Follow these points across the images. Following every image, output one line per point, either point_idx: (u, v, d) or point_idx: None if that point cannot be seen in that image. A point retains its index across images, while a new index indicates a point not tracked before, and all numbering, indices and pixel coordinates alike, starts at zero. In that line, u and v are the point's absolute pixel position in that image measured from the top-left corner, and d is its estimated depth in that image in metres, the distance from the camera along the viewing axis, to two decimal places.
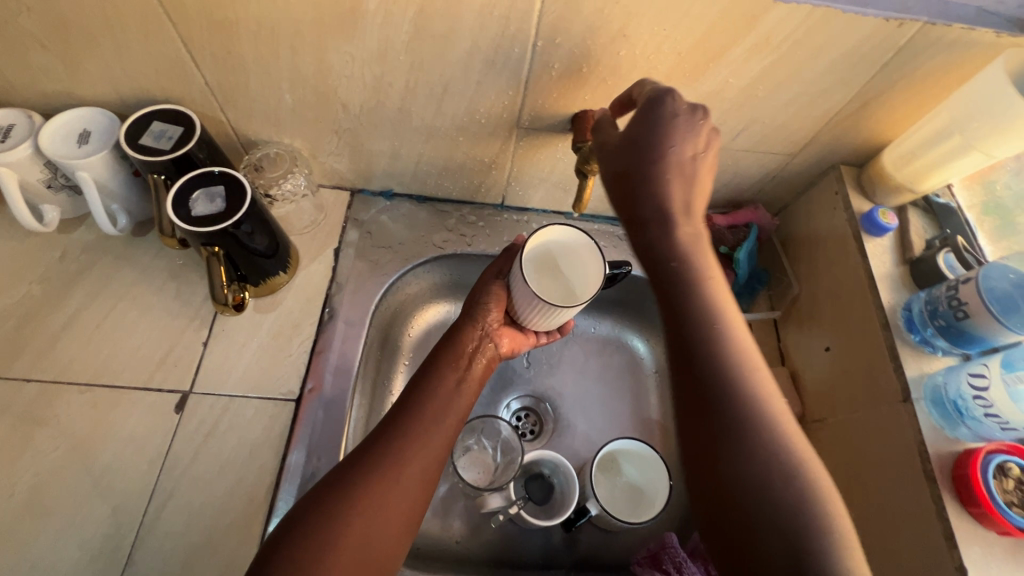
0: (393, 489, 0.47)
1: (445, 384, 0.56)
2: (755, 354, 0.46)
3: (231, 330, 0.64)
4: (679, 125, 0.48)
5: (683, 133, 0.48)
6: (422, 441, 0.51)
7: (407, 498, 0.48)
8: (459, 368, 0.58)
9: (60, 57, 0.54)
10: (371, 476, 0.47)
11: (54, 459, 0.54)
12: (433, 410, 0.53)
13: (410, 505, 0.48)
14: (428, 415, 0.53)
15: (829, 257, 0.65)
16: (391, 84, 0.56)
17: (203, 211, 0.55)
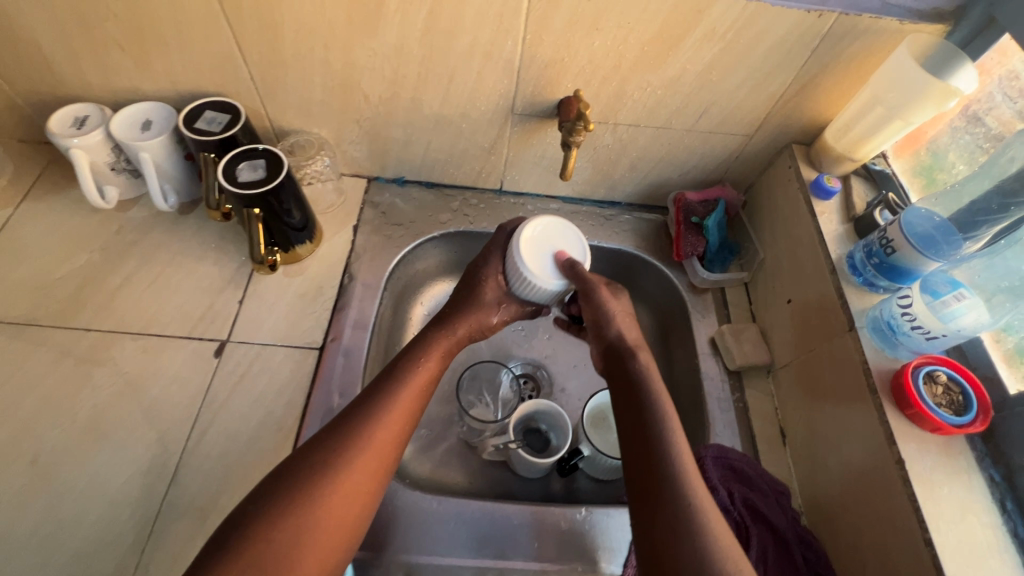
0: (334, 496, 0.49)
1: (408, 389, 0.56)
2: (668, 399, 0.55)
3: (263, 290, 0.72)
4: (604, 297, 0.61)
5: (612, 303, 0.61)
6: (375, 449, 0.52)
7: (350, 509, 0.50)
8: (426, 369, 0.59)
9: (134, 57, 0.66)
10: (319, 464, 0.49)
11: (110, 393, 0.62)
12: (390, 420, 0.54)
13: (352, 516, 0.50)
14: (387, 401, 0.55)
15: (787, 223, 0.74)
16: (406, 76, 0.67)
17: (247, 177, 0.65)
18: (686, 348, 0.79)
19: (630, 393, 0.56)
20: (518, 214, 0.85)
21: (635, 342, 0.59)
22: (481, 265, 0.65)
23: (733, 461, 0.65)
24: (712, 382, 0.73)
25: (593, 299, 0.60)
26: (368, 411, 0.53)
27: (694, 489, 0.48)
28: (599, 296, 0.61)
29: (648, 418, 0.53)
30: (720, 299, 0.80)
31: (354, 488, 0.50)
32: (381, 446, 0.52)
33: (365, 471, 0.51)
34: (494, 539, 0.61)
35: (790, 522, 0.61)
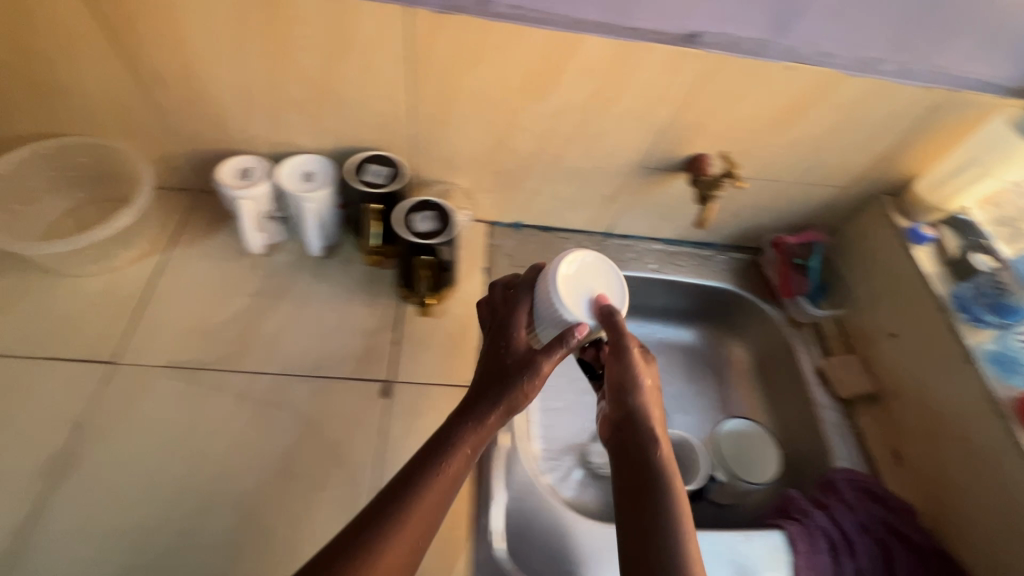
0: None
1: (450, 470, 0.52)
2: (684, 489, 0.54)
3: (414, 332, 0.76)
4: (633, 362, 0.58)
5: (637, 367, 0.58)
6: (411, 538, 0.49)
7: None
8: (462, 451, 0.53)
9: (307, 115, 0.71)
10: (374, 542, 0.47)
11: (292, 435, 0.65)
12: (429, 503, 0.51)
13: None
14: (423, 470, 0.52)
15: (883, 265, 0.83)
16: (557, 136, 0.74)
17: (425, 227, 0.71)
18: (793, 378, 0.86)
19: (632, 467, 0.55)
20: (627, 256, 0.93)
21: (648, 416, 0.58)
22: (513, 308, 0.60)
23: (862, 482, 0.72)
24: (825, 410, 0.80)
25: (623, 358, 0.57)
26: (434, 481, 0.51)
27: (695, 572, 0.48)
28: (630, 355, 0.57)
29: (655, 501, 0.52)
30: (818, 333, 0.88)
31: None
32: (416, 530, 0.49)
33: (406, 550, 0.49)
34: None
35: (925, 537, 0.68)
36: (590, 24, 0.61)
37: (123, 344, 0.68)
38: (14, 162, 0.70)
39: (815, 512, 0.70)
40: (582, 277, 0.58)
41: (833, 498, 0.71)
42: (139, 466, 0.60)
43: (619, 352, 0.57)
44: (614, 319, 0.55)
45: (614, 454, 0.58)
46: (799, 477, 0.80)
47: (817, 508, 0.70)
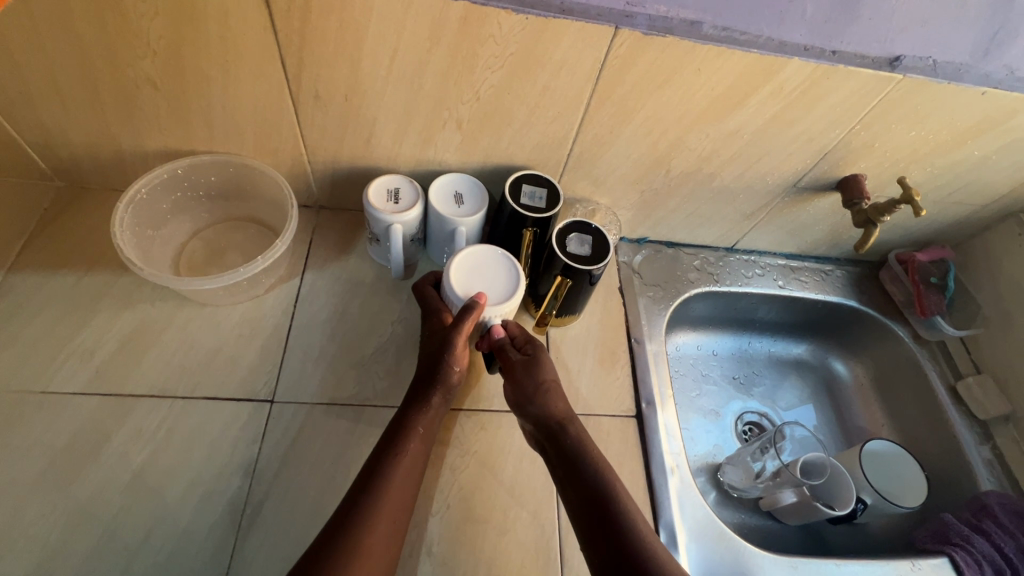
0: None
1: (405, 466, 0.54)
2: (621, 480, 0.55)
3: (565, 358, 0.74)
4: (543, 361, 0.62)
5: (549, 365, 0.63)
6: (388, 522, 0.50)
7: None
8: (417, 446, 0.56)
9: (465, 134, 0.67)
10: (348, 534, 0.48)
11: (469, 474, 0.63)
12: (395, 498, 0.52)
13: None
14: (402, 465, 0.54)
15: (1019, 283, 0.83)
16: (720, 156, 0.71)
17: (576, 251, 0.66)
18: (922, 396, 0.86)
19: (566, 468, 0.56)
20: (752, 271, 0.91)
21: (561, 408, 0.60)
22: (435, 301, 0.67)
23: (1016, 506, 0.73)
24: (962, 429, 0.81)
25: (506, 363, 0.62)
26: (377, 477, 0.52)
27: (650, 536, 0.50)
28: (536, 356, 0.63)
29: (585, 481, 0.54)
30: (944, 350, 0.88)
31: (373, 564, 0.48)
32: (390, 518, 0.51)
33: (387, 541, 0.50)
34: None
35: None
36: (797, 47, 0.58)
37: (277, 379, 0.64)
38: (150, 185, 0.66)
39: (975, 537, 0.70)
40: (474, 270, 0.65)
41: (989, 522, 0.71)
42: (319, 514, 0.57)
43: (532, 357, 0.62)
44: (529, 342, 0.64)
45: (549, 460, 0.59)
46: (935, 497, 0.81)
47: (976, 533, 0.71)
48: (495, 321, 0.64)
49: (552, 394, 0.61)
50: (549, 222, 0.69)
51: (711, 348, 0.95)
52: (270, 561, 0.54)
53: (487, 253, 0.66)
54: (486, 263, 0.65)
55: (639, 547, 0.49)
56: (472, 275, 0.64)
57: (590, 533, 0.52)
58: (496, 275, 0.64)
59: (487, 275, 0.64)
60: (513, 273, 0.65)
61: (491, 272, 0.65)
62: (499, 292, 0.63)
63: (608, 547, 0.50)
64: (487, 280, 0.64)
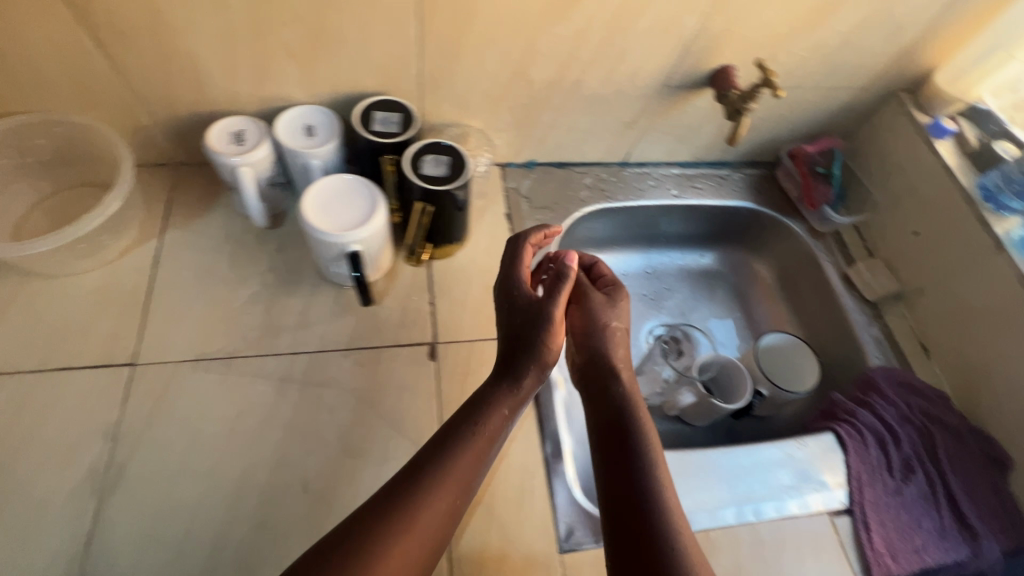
0: (392, 558, 0.42)
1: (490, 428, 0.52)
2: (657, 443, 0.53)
3: (449, 289, 0.73)
4: (607, 309, 0.63)
5: (615, 313, 0.63)
6: (449, 496, 0.47)
7: (428, 538, 0.45)
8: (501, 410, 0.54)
9: (301, 62, 0.62)
10: (405, 506, 0.45)
11: (348, 411, 0.62)
12: (470, 459, 0.50)
13: (427, 549, 0.45)
14: (479, 431, 0.51)
15: (902, 163, 0.83)
16: (578, 59, 0.68)
17: (431, 173, 0.63)
18: (819, 287, 0.87)
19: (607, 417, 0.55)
20: (647, 183, 0.89)
21: (619, 359, 0.60)
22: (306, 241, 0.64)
23: (900, 377, 0.76)
24: (855, 313, 0.82)
25: (584, 303, 0.64)
26: (451, 444, 0.50)
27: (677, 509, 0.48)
28: (591, 298, 0.65)
29: (631, 442, 0.52)
30: (839, 240, 0.89)
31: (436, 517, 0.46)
32: (450, 489, 0.48)
33: (445, 513, 0.47)
34: (756, 477, 0.66)
35: (960, 419, 0.72)
36: None
37: (139, 342, 0.62)
38: None
39: (860, 410, 0.72)
40: (331, 200, 0.62)
41: (875, 395, 0.74)
42: (191, 467, 0.56)
43: (597, 302, 0.64)
44: (610, 284, 0.66)
45: (587, 406, 0.59)
46: (832, 382, 0.84)
47: (862, 407, 0.73)
48: (354, 249, 0.61)
49: (606, 338, 0.61)
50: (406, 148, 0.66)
51: (618, 268, 0.95)
52: (138, 517, 0.53)
53: (346, 180, 0.63)
54: (344, 192, 0.62)
55: (668, 515, 0.47)
56: (329, 203, 0.61)
57: (616, 497, 0.49)
58: (354, 202, 0.62)
59: (344, 203, 0.62)
60: (372, 198, 0.62)
61: (349, 201, 0.62)
62: (357, 218, 0.61)
63: (639, 514, 0.47)
64: (344, 207, 0.61)
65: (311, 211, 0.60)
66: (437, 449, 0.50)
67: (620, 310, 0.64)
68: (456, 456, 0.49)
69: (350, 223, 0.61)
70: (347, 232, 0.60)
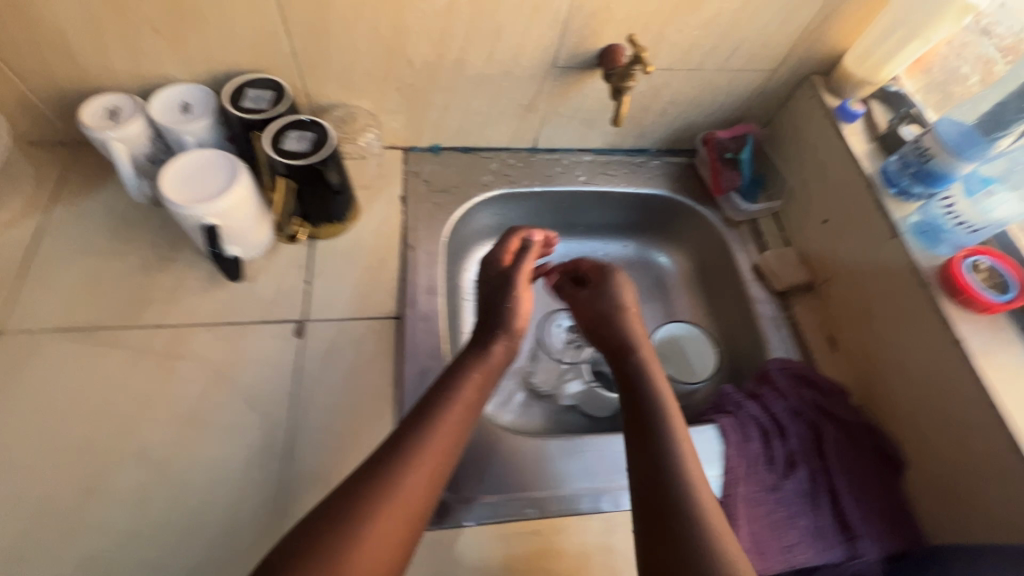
0: (382, 515, 0.44)
1: (462, 399, 0.53)
2: (676, 412, 0.55)
3: (328, 268, 0.73)
4: (619, 288, 0.68)
5: (625, 291, 0.69)
6: (434, 457, 0.48)
7: (411, 508, 0.45)
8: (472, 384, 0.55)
9: (168, 38, 0.63)
10: (401, 464, 0.47)
11: (201, 384, 0.62)
12: (449, 428, 0.51)
13: (412, 518, 0.45)
14: (457, 400, 0.53)
15: (814, 150, 0.79)
16: (453, 37, 0.67)
17: (293, 148, 0.63)
18: (731, 278, 0.84)
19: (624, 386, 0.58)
20: (555, 170, 0.88)
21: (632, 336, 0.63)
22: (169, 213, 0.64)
23: (797, 369, 0.72)
24: (762, 304, 0.79)
25: (601, 286, 0.69)
26: (435, 410, 0.51)
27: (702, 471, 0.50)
28: (601, 283, 0.69)
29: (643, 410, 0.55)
30: (755, 230, 0.85)
31: (418, 489, 0.46)
32: (438, 452, 0.49)
33: (435, 474, 0.48)
34: (620, 467, 0.64)
35: (854, 415, 0.68)
36: None
37: (7, 311, 0.64)
38: None
39: (747, 402, 0.69)
40: (191, 173, 0.62)
41: (766, 387, 0.70)
42: (36, 432, 0.57)
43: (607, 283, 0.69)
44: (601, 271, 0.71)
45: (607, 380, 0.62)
46: (738, 375, 0.80)
47: (750, 399, 0.70)
48: (210, 223, 0.62)
49: (619, 318, 0.65)
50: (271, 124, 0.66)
51: None
52: None
53: (210, 155, 0.63)
54: (206, 166, 0.63)
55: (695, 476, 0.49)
56: (187, 176, 0.62)
57: (641, 460, 0.51)
58: (215, 176, 0.62)
59: (204, 176, 0.62)
60: (233, 173, 0.63)
61: (209, 174, 0.62)
62: (214, 191, 0.61)
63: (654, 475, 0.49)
64: (203, 180, 0.62)
65: (169, 184, 0.61)
66: (415, 421, 0.51)
67: (625, 289, 0.69)
68: (441, 421, 0.51)
69: (207, 196, 0.61)
70: (202, 204, 0.60)
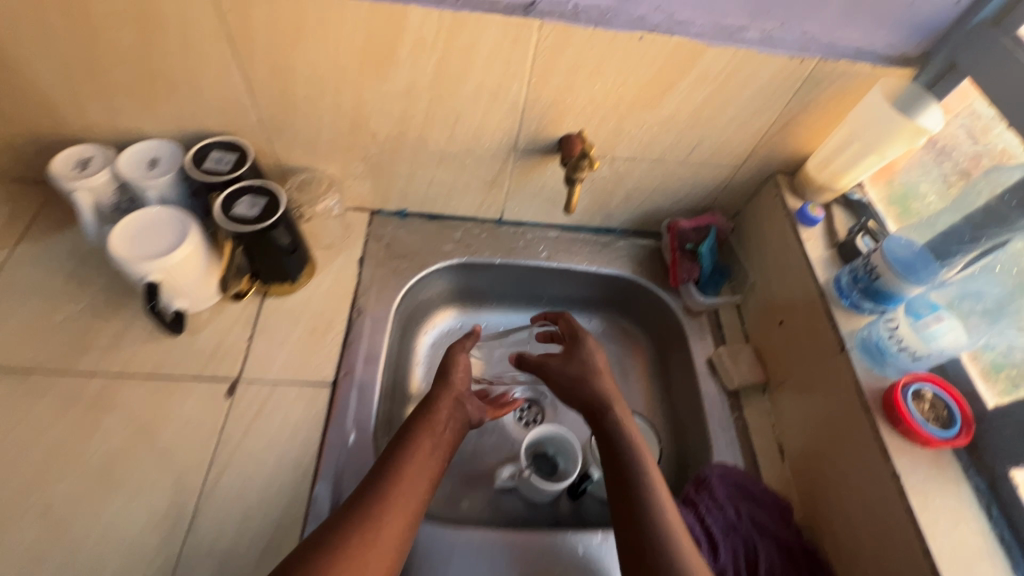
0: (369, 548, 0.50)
1: (427, 440, 0.60)
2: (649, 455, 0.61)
3: (273, 327, 0.73)
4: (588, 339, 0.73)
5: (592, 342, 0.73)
6: (408, 488, 0.55)
7: (388, 553, 0.51)
8: (435, 431, 0.61)
9: (142, 99, 0.66)
10: (374, 500, 0.53)
11: (121, 439, 0.62)
12: (413, 476, 0.56)
13: (389, 562, 0.51)
14: (422, 441, 0.60)
15: (775, 248, 0.78)
16: (413, 116, 0.69)
17: (242, 214, 0.65)
18: (685, 369, 0.82)
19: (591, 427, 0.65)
20: (518, 243, 0.88)
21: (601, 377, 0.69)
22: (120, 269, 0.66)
23: (738, 479, 0.68)
24: (712, 402, 0.76)
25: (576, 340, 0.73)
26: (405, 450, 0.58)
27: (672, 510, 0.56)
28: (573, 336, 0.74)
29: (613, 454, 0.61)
30: (715, 321, 0.83)
31: (394, 536, 0.52)
32: (412, 486, 0.55)
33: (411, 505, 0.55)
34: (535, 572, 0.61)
35: (794, 536, 0.64)
36: None
37: None
38: None
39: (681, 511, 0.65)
40: (142, 230, 0.64)
41: (703, 495, 0.66)
42: None
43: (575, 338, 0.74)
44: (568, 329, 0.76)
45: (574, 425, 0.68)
46: (682, 471, 0.77)
47: (684, 507, 0.66)
48: (152, 279, 0.63)
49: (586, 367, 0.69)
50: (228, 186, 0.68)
51: (491, 325, 0.93)
52: None
53: (164, 215, 0.65)
54: (157, 225, 0.65)
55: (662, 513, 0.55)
56: (137, 232, 0.64)
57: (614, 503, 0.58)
58: (162, 235, 0.64)
59: (152, 234, 0.64)
60: (181, 233, 0.64)
61: (157, 233, 0.64)
62: (158, 249, 0.63)
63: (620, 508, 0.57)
64: (150, 238, 0.63)
65: (118, 239, 0.63)
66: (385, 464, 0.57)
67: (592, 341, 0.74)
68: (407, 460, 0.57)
69: (151, 253, 0.62)
70: (143, 260, 0.61)
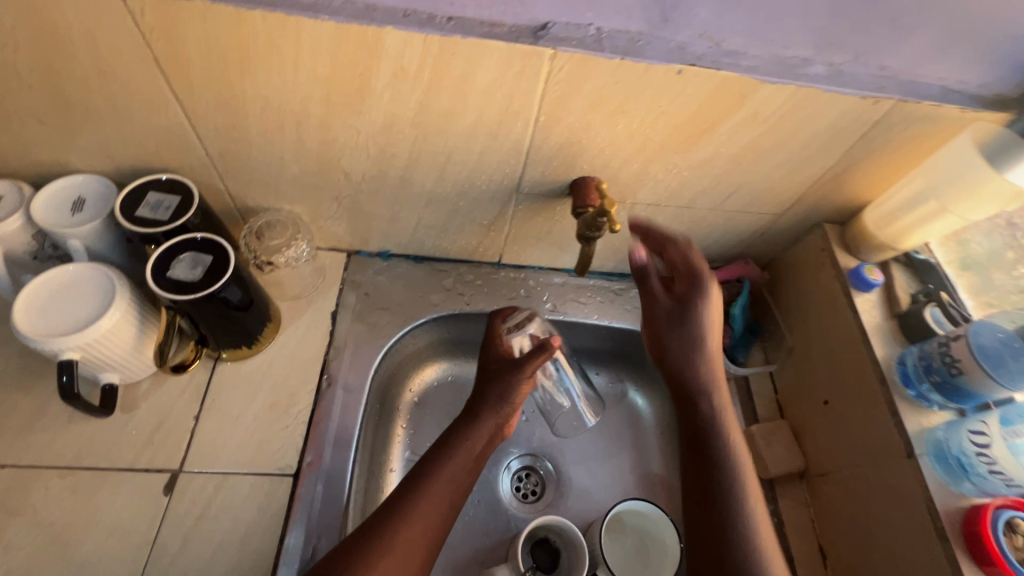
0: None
1: (450, 471, 0.54)
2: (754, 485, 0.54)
3: (225, 401, 0.61)
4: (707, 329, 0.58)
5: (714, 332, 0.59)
6: (426, 520, 0.50)
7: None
8: (463, 453, 0.56)
9: (57, 130, 0.54)
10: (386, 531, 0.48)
11: (31, 553, 0.51)
12: (431, 507, 0.51)
13: None
14: (448, 465, 0.54)
15: (820, 310, 0.67)
16: (395, 155, 0.57)
17: (181, 277, 0.54)
18: None
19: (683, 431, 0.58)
20: (518, 291, 0.76)
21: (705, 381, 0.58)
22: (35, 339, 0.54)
23: None
24: None
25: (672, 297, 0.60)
26: (426, 476, 0.53)
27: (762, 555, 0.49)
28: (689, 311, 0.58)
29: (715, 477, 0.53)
30: (744, 389, 0.72)
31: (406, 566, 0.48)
32: (429, 518, 0.50)
33: (425, 536, 0.50)
34: None
35: None
36: (390, 12, 0.44)
37: None
38: None
39: None
40: (60, 296, 0.53)
41: None
42: None
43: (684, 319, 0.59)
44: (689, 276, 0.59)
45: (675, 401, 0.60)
46: None
47: None
48: (67, 357, 0.51)
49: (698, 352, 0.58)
50: (166, 237, 0.56)
51: None
52: None
53: (90, 275, 0.54)
54: (80, 288, 0.53)
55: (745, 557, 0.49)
56: (53, 299, 0.52)
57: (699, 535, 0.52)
58: (85, 301, 0.53)
59: (72, 300, 0.53)
60: (107, 299, 0.53)
61: (77, 299, 0.53)
62: (77, 321, 0.51)
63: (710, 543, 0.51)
64: (69, 306, 0.52)
65: (29, 307, 0.52)
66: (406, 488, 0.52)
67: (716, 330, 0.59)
68: (427, 488, 0.52)
69: (66, 326, 0.51)
70: (55, 335, 0.50)
